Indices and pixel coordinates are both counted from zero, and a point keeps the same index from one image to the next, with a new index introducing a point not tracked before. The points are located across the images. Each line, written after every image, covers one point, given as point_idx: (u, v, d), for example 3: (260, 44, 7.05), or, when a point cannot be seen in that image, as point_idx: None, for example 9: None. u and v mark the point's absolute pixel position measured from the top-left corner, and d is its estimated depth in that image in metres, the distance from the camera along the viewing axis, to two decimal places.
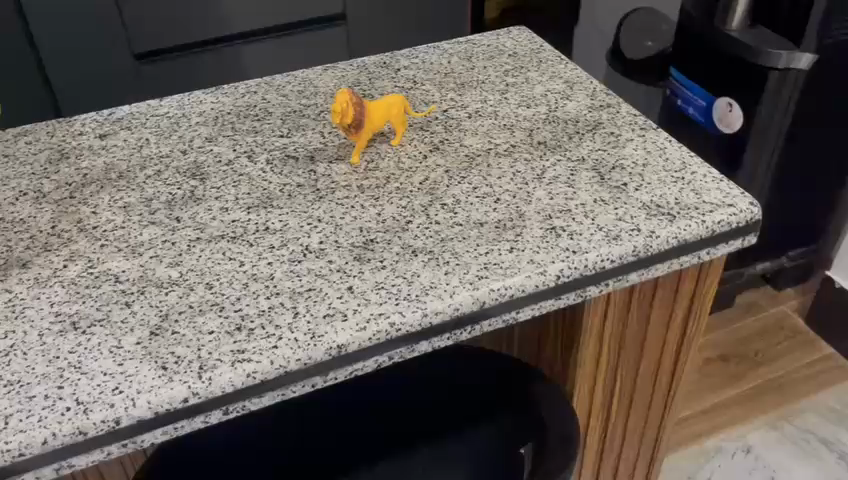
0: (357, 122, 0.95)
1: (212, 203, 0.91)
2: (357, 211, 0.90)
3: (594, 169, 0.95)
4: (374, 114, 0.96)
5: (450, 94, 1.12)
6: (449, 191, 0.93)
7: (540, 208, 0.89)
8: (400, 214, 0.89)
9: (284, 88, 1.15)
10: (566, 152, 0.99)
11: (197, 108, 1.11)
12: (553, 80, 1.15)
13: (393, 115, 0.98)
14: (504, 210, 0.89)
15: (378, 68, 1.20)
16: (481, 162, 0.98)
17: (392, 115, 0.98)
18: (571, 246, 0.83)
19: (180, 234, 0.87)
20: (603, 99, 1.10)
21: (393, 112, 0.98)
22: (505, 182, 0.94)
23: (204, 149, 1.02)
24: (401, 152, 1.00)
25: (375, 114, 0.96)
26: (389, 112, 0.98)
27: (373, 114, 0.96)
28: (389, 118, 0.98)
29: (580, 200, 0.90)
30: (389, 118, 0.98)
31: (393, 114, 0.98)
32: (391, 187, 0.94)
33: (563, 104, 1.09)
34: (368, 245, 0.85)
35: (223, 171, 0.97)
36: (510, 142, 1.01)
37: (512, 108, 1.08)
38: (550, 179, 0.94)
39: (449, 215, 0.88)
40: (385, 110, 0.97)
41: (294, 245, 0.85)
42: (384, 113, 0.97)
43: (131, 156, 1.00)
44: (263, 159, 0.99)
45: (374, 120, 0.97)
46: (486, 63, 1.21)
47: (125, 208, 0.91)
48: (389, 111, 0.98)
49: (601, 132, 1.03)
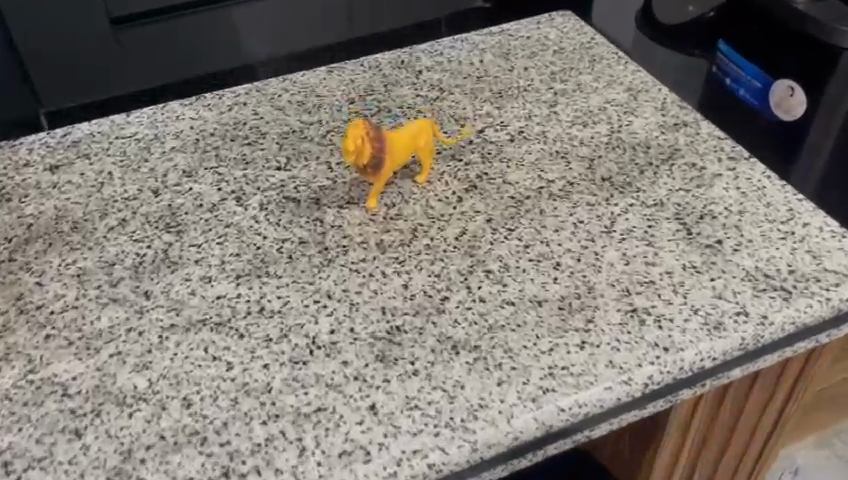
0: (376, 161, 0.74)
1: (190, 271, 0.71)
2: (377, 282, 0.70)
3: (677, 219, 0.75)
4: (397, 147, 0.75)
5: (487, 108, 0.91)
6: (494, 251, 0.72)
7: (614, 280, 0.69)
8: (433, 287, 0.69)
9: (280, 99, 0.93)
10: (637, 192, 0.79)
11: (172, 126, 0.89)
12: (611, 87, 0.94)
13: (418, 144, 0.78)
14: (568, 282, 0.69)
15: (394, 69, 0.98)
16: (532, 207, 0.77)
17: (418, 144, 0.77)
18: (661, 341, 0.64)
19: (148, 320, 0.67)
20: (676, 114, 0.89)
21: (418, 141, 0.77)
22: (565, 238, 0.73)
23: (181, 187, 0.81)
24: (430, 192, 0.79)
25: (398, 147, 0.75)
26: (414, 142, 0.77)
27: (396, 148, 0.75)
28: (414, 149, 0.78)
29: (664, 267, 0.70)
30: (415, 149, 0.77)
31: (419, 143, 0.77)
32: (420, 244, 0.74)
33: (627, 122, 0.88)
34: (393, 336, 0.65)
35: (204, 220, 0.77)
36: (566, 178, 0.81)
37: (564, 129, 0.87)
38: (621, 235, 0.74)
39: (498, 289, 0.69)
40: (409, 140, 0.76)
41: (298, 336, 0.65)
42: (408, 143, 0.76)
43: (88, 198, 0.80)
44: (255, 203, 0.78)
45: (399, 155, 0.76)
46: (526, 61, 0.99)
47: (78, 277, 0.71)
48: (413, 140, 0.77)
49: (680, 163, 0.82)
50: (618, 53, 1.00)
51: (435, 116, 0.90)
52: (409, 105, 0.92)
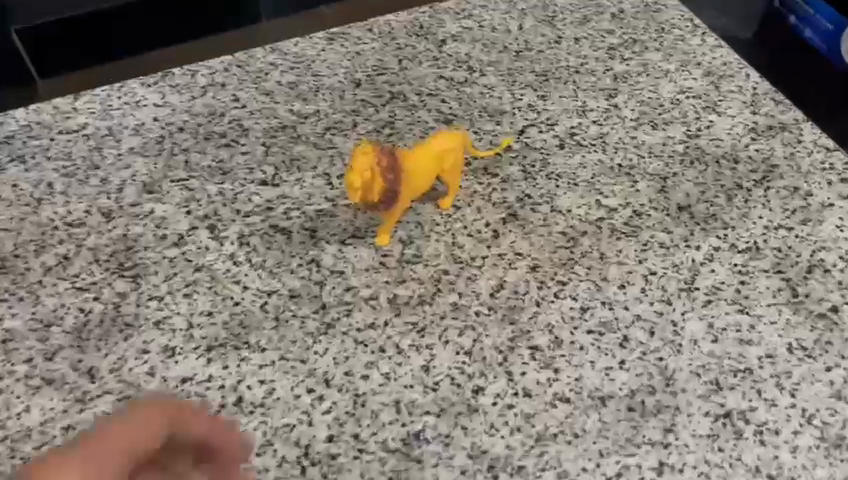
0: (389, 193, 0.56)
1: (148, 338, 0.55)
2: (389, 361, 0.54)
3: (778, 272, 0.58)
4: (416, 169, 0.57)
5: (529, 98, 0.72)
6: (542, 317, 0.56)
7: (698, 366, 0.53)
8: (462, 372, 0.53)
9: (267, 79, 0.74)
10: (724, 229, 0.61)
11: (132, 117, 0.71)
12: (685, 68, 0.74)
13: (443, 163, 0.60)
14: (639, 367, 0.53)
15: (411, 38, 0.78)
16: (590, 249, 0.60)
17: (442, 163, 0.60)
18: (766, 465, 0.49)
19: (91, 414, 0.51)
20: (769, 112, 0.70)
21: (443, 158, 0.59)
22: (633, 300, 0.57)
23: (139, 208, 0.64)
24: (458, 223, 0.62)
25: (417, 168, 0.57)
26: (437, 160, 0.59)
27: (414, 171, 0.57)
28: (439, 170, 0.60)
29: (765, 347, 0.54)
30: (439, 169, 0.60)
31: (444, 160, 0.60)
32: (445, 302, 0.57)
33: (708, 122, 0.69)
34: (411, 447, 0.49)
35: (167, 260, 0.60)
36: (633, 205, 0.63)
37: (628, 131, 0.69)
38: (705, 296, 0.57)
39: (547, 378, 0.53)
40: (430, 158, 0.58)
41: (286, 445, 0.50)
42: (431, 163, 0.58)
43: (21, 222, 0.62)
44: (234, 234, 0.61)
45: (417, 179, 0.58)
46: (577, 30, 0.79)
47: (3, 342, 0.55)
48: (436, 157, 0.59)
49: (778, 186, 0.64)
50: (692, 18, 0.79)
51: (463, 109, 0.71)
52: (429, 92, 0.73)
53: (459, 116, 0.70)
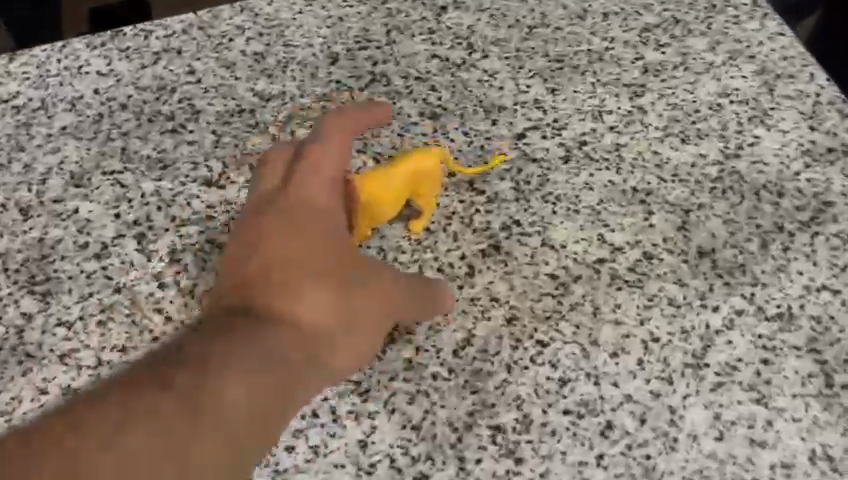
0: None
1: (49, 375, 0.48)
2: (321, 430, 0.45)
3: (812, 352, 0.47)
4: (373, 194, 0.50)
5: (536, 90, 0.59)
6: (511, 387, 0.46)
7: (692, 472, 0.43)
8: (405, 453, 0.44)
9: (231, 47, 0.63)
10: (753, 287, 0.49)
11: (70, 87, 0.61)
12: (733, 62, 0.60)
13: (413, 189, 0.51)
14: (620, 466, 0.44)
15: (406, 3, 0.65)
16: (581, 301, 0.49)
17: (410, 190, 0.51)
18: None
19: None
20: (832, 129, 0.56)
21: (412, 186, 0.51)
22: (625, 374, 0.47)
23: (62, 205, 0.55)
24: (428, 252, 0.52)
25: (376, 193, 0.50)
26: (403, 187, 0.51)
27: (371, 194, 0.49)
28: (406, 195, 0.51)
29: (780, 454, 0.44)
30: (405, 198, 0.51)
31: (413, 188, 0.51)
32: (397, 358, 0.48)
33: (753, 137, 0.56)
34: None
35: (85, 275, 0.52)
36: (643, 245, 0.51)
37: (650, 144, 0.56)
38: (716, 377, 0.46)
39: (505, 470, 0.44)
40: (395, 185, 0.50)
41: None
42: (395, 190, 0.50)
43: None
44: (164, 248, 0.52)
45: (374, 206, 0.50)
46: (607, 2, 0.65)
47: None
48: (403, 184, 0.50)
49: (829, 232, 0.52)
50: None
51: (455, 101, 0.59)
52: (417, 75, 0.61)
53: (448, 111, 0.59)
